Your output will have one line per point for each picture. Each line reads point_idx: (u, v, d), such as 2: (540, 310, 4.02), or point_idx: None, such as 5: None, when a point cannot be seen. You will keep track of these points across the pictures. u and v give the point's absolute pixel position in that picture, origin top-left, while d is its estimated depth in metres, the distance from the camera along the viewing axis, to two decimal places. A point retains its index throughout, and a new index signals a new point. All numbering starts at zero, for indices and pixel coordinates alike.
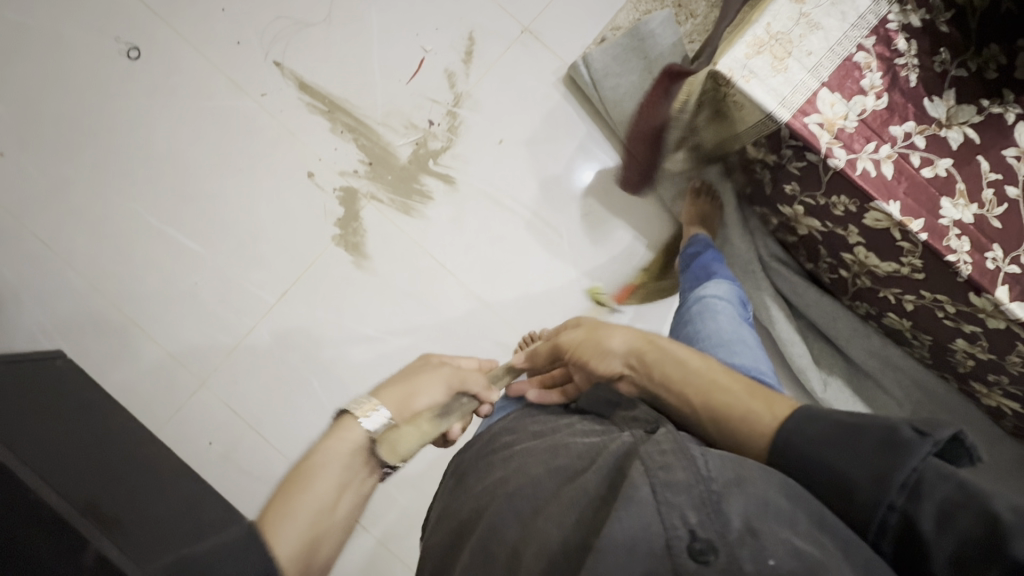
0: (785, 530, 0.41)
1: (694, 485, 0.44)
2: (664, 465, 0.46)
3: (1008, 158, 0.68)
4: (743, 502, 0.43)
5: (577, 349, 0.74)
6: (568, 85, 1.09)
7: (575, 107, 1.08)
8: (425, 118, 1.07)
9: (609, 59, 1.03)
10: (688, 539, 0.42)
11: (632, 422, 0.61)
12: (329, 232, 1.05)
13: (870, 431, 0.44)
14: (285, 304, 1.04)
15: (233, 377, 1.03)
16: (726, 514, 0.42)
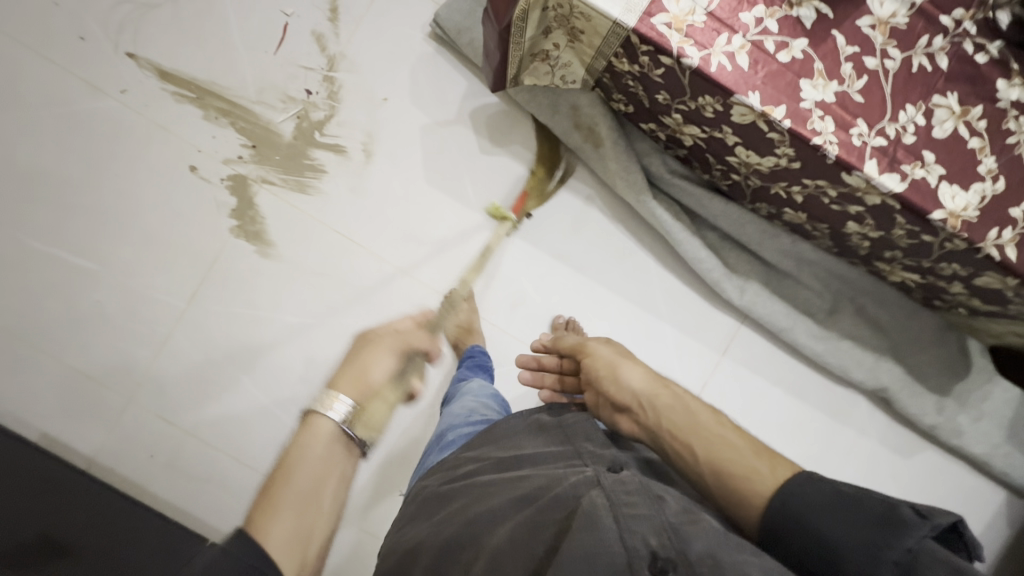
0: (746, 560, 0.47)
1: (655, 517, 0.51)
2: (629, 501, 0.53)
3: (863, 28, 0.66)
4: (707, 540, 0.49)
5: (596, 364, 0.77)
6: (439, 41, 1.04)
7: (450, 60, 1.04)
8: (302, 88, 1.02)
9: (459, 15, 1.00)
10: (650, 557, 0.48)
11: (595, 456, 0.65)
12: (227, 224, 1.01)
13: (872, 507, 0.49)
14: (197, 306, 1.01)
15: (159, 387, 1.01)
16: (687, 541, 0.49)
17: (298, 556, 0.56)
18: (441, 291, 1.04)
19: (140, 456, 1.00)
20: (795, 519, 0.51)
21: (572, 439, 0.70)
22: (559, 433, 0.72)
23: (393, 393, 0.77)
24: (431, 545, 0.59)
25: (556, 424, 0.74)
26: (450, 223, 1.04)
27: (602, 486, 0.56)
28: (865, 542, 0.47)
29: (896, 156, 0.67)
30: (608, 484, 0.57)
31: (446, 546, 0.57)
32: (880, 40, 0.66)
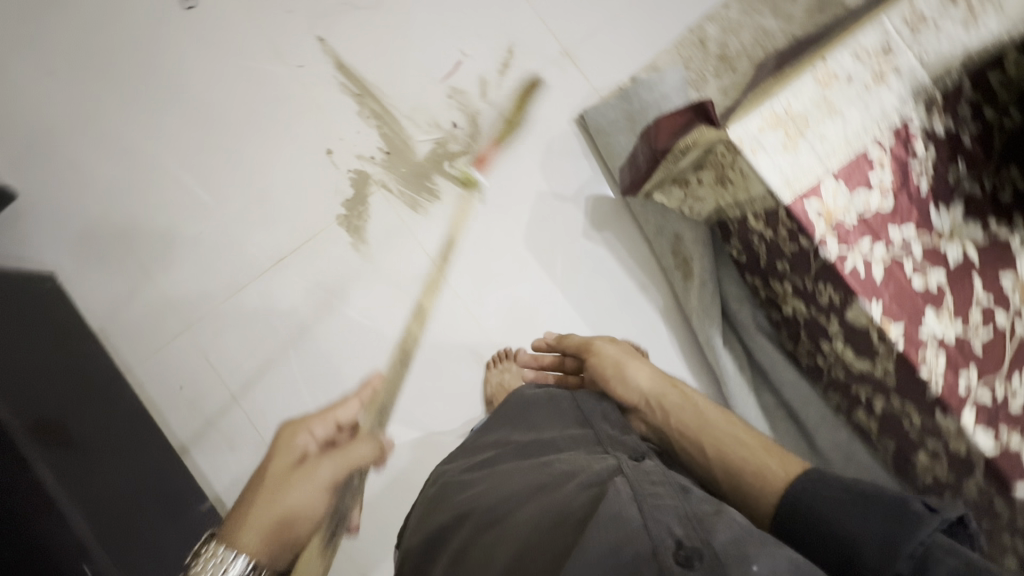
0: (779, 548, 0.46)
1: (680, 507, 0.51)
2: (653, 491, 0.53)
3: (1004, 285, 0.66)
4: (728, 529, 0.48)
5: (603, 369, 0.82)
6: (580, 128, 1.09)
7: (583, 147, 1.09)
8: (449, 120, 1.09)
9: (605, 118, 1.05)
10: (676, 547, 0.47)
11: (616, 444, 0.65)
12: (336, 211, 1.08)
13: (880, 504, 0.50)
14: (279, 271, 1.07)
15: (216, 330, 1.06)
16: (709, 527, 0.48)
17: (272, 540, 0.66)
18: (496, 344, 1.06)
19: (170, 385, 1.04)
20: (811, 519, 0.53)
21: (590, 422, 0.71)
22: (574, 412, 0.74)
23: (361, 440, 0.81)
24: (458, 532, 0.59)
25: (580, 411, 0.74)
26: (530, 285, 1.07)
27: (626, 476, 0.56)
28: (871, 532, 0.48)
29: (998, 417, 0.66)
30: (634, 476, 0.56)
31: (470, 530, 0.58)
32: (1016, 301, 0.66)
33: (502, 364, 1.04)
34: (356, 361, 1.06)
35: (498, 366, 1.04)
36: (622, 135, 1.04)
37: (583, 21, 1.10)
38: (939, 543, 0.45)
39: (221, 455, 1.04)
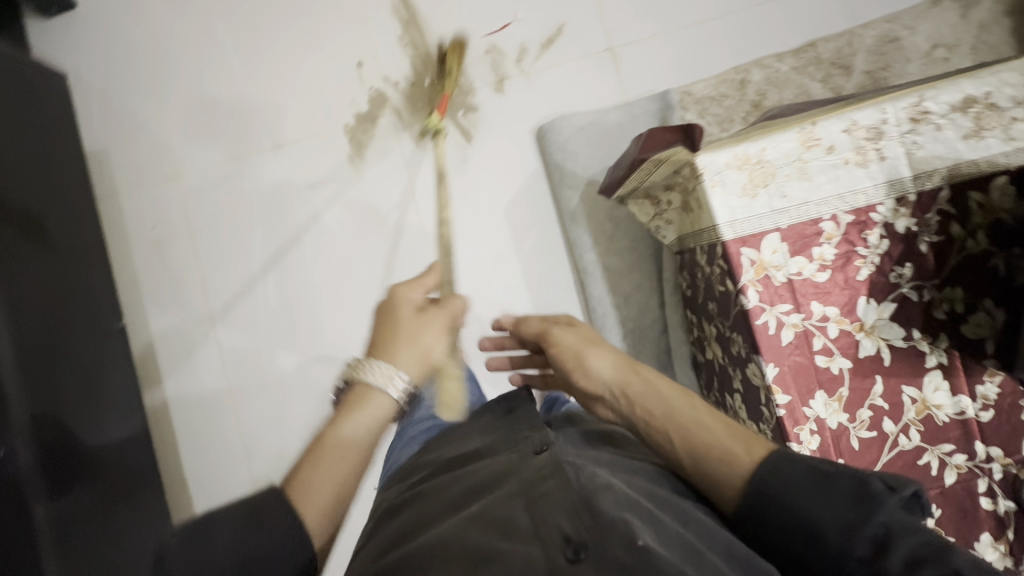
0: (673, 536, 0.44)
1: (574, 498, 0.47)
2: (545, 490, 0.49)
3: (905, 395, 0.68)
4: (615, 505, 0.46)
5: (559, 352, 0.71)
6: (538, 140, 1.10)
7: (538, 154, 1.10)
8: (478, 73, 1.11)
9: (578, 129, 1.06)
10: (564, 544, 0.43)
11: (524, 438, 0.61)
12: (345, 120, 1.12)
13: (842, 482, 0.46)
14: (274, 155, 1.12)
15: (201, 187, 1.12)
16: (607, 515, 0.44)
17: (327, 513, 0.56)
18: None
19: (145, 222, 1.13)
20: (774, 509, 0.48)
21: (514, 425, 0.66)
22: (504, 421, 0.69)
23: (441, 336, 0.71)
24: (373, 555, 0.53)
25: (505, 418, 0.70)
26: (494, 252, 1.10)
27: (521, 477, 0.52)
28: (831, 519, 0.44)
29: None
30: (525, 473, 0.52)
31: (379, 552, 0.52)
32: (910, 414, 0.68)
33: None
34: (312, 261, 1.11)
35: None
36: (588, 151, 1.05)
37: (637, 26, 1.11)
38: (897, 519, 0.43)
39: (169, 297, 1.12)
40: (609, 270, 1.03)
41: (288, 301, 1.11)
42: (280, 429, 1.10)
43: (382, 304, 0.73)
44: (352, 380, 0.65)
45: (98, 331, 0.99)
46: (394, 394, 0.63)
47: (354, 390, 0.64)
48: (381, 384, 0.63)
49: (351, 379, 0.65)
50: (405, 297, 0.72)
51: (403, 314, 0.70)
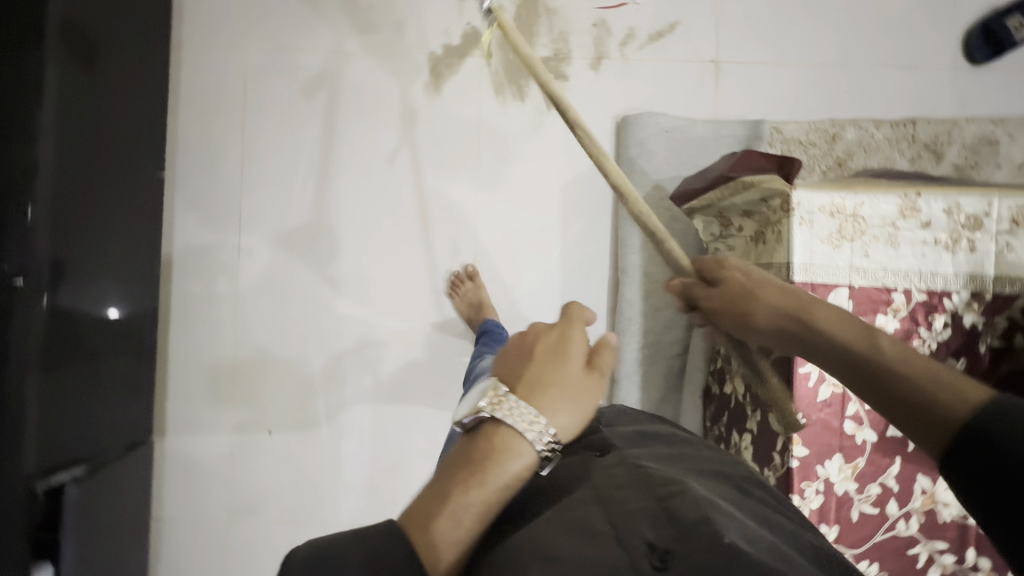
0: (765, 534, 0.44)
1: (648, 505, 0.47)
2: (621, 497, 0.49)
3: (917, 484, 0.67)
4: (690, 502, 0.45)
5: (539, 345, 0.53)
6: (617, 128, 1.06)
7: (614, 142, 1.06)
8: (578, 44, 1.07)
9: (664, 129, 1.01)
10: (650, 554, 0.41)
11: (583, 443, 0.60)
12: (432, 47, 1.07)
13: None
14: (352, 59, 1.07)
15: (265, 68, 1.07)
16: (692, 519, 0.43)
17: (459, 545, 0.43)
18: (474, 252, 1.07)
19: (199, 85, 1.07)
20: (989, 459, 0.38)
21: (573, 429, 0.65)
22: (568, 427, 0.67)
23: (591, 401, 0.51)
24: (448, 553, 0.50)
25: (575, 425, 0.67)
26: (539, 226, 1.07)
27: (593, 482, 0.52)
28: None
29: None
30: (599, 480, 0.52)
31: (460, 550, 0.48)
32: (916, 504, 0.68)
33: (459, 288, 1.06)
34: (357, 178, 1.07)
35: (457, 291, 1.06)
36: (665, 154, 1.01)
37: (747, 48, 1.08)
38: None
39: (198, 168, 1.07)
40: (648, 278, 1.01)
41: (320, 210, 1.07)
42: (274, 335, 1.07)
43: (545, 330, 0.54)
44: (490, 417, 0.46)
45: (132, 169, 0.90)
46: (541, 453, 0.46)
47: (491, 431, 0.46)
48: (531, 437, 0.45)
49: (493, 415, 0.46)
50: (568, 327, 0.53)
51: (565, 351, 0.51)
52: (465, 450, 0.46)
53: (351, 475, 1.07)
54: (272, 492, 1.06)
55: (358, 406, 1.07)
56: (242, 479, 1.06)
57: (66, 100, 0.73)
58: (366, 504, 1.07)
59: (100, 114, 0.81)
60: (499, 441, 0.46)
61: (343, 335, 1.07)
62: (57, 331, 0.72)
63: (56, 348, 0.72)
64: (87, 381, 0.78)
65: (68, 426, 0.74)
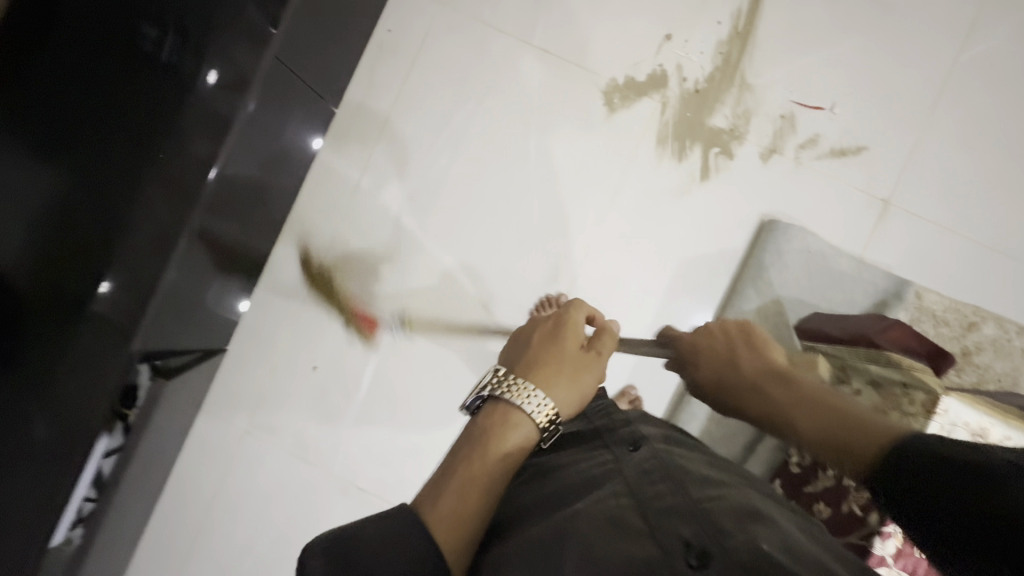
0: (798, 545, 0.47)
1: (682, 501, 0.50)
2: (655, 492, 0.51)
3: None
4: (722, 509, 0.49)
5: (538, 336, 0.64)
6: (761, 225, 1.02)
7: (753, 238, 1.02)
8: (759, 129, 1.03)
9: (805, 249, 0.99)
10: (687, 548, 0.45)
11: (612, 433, 0.63)
12: (614, 74, 1.04)
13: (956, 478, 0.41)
14: (534, 54, 1.05)
15: (450, 29, 1.06)
16: (729, 525, 0.47)
17: (467, 524, 0.49)
18: (572, 284, 1.05)
19: (382, 21, 1.06)
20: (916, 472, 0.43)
21: (591, 416, 0.68)
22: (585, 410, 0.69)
23: (584, 376, 0.60)
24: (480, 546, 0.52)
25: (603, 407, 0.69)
26: (642, 287, 1.04)
27: (625, 478, 0.54)
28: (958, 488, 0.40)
29: None
30: (629, 473, 0.54)
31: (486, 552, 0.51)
32: None
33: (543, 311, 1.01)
34: (493, 169, 1.06)
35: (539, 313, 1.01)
36: (797, 272, 0.99)
37: (922, 202, 1.02)
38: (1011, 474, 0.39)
39: (349, 98, 1.06)
40: None
41: (446, 185, 1.06)
42: (356, 280, 1.07)
43: (542, 322, 0.66)
44: (492, 396, 0.56)
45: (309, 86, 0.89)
46: (539, 424, 0.55)
47: (493, 409, 0.56)
48: (528, 409, 0.55)
49: (495, 393, 0.56)
50: (563, 319, 0.66)
51: (560, 338, 0.63)
52: (471, 428, 0.55)
53: (372, 438, 1.08)
54: (294, 421, 1.08)
55: (404, 379, 1.07)
56: (274, 398, 1.08)
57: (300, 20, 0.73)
58: (373, 469, 1.08)
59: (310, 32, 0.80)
60: (498, 416, 0.55)
61: (418, 308, 1.07)
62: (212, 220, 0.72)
63: (194, 249, 0.71)
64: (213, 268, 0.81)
65: (175, 319, 0.75)
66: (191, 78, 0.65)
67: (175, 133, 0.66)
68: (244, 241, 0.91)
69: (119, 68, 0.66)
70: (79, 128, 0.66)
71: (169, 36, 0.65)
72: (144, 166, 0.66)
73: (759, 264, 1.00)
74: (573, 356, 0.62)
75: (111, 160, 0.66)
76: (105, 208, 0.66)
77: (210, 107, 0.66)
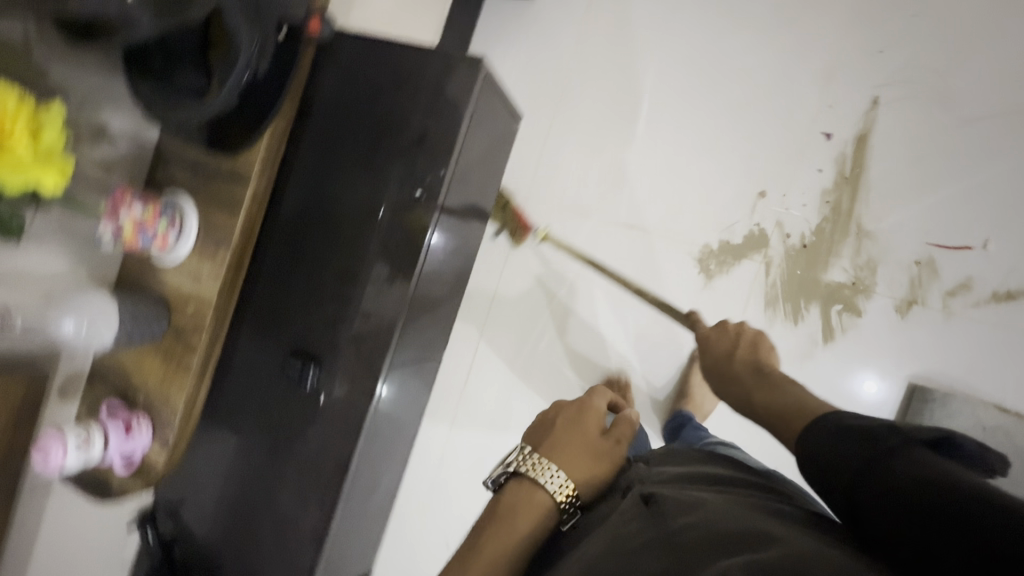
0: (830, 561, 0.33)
1: (656, 533, 0.38)
2: (630, 529, 0.40)
3: None
4: (703, 525, 0.37)
5: (557, 418, 0.54)
6: (911, 393, 0.89)
7: (904, 409, 0.89)
8: (889, 279, 0.91)
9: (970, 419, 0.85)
10: None
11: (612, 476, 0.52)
12: (708, 241, 1.01)
13: (885, 449, 0.35)
14: (622, 232, 1.05)
15: (534, 218, 1.09)
16: (702, 555, 0.34)
17: None
18: None
19: None
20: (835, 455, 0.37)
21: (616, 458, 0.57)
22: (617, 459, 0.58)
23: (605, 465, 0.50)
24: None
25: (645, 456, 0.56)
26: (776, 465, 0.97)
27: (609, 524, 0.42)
28: (889, 473, 0.34)
29: None
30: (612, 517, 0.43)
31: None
32: None
33: None
34: (592, 350, 1.06)
35: None
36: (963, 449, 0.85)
37: None
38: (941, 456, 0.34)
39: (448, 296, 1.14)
40: None
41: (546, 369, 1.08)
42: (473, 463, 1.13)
43: (565, 403, 0.56)
44: (517, 472, 0.49)
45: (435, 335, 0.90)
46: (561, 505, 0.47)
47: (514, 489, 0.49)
48: (548, 487, 0.47)
49: (516, 473, 0.49)
50: (587, 399, 0.56)
51: (584, 420, 0.53)
52: (493, 505, 0.49)
53: None
54: None
55: None
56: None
57: (411, 322, 0.76)
58: None
59: (423, 312, 0.80)
60: (518, 492, 0.48)
61: None
62: (352, 506, 0.79)
63: (339, 529, 0.78)
64: (358, 528, 0.87)
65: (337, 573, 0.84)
66: (318, 400, 0.74)
67: (322, 441, 0.74)
68: (393, 488, 0.96)
69: (283, 394, 0.76)
70: (258, 437, 0.77)
71: (309, 364, 0.73)
72: (289, 467, 0.76)
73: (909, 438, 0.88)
74: (594, 441, 0.51)
75: (289, 477, 0.76)
76: (277, 511, 0.77)
77: (335, 425, 0.73)
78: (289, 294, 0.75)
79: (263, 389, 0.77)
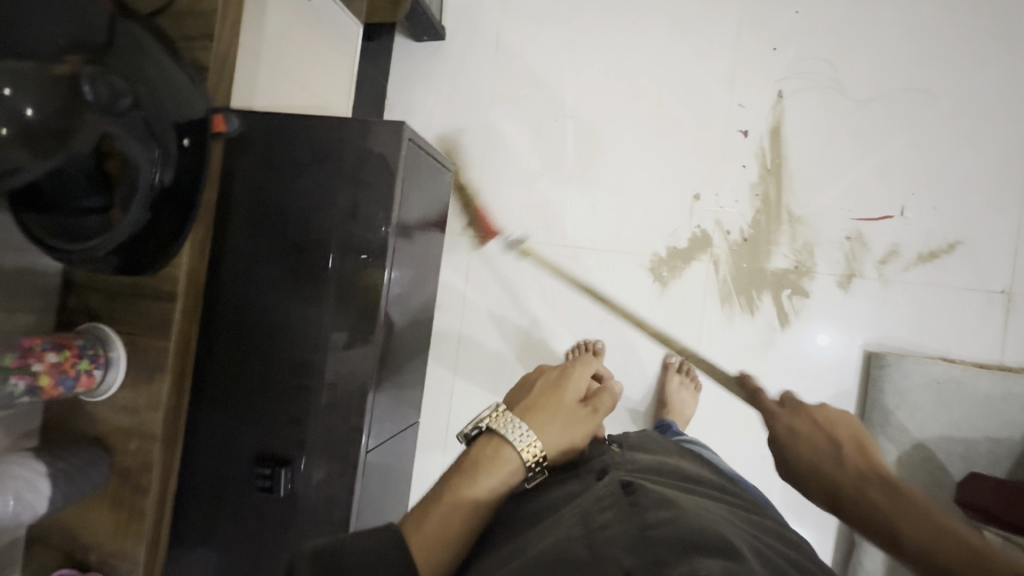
0: None
1: (628, 525, 0.36)
2: (603, 518, 0.38)
3: None
4: (674, 523, 0.36)
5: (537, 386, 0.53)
6: (868, 361, 0.94)
7: (866, 378, 0.93)
8: (826, 257, 0.96)
9: (927, 378, 0.90)
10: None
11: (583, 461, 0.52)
12: (657, 249, 1.03)
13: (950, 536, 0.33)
14: (574, 254, 1.05)
15: (483, 255, 1.07)
16: (672, 550, 0.33)
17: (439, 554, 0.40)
18: None
19: None
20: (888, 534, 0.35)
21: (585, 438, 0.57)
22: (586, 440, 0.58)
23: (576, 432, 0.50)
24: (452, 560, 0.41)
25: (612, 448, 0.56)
26: (761, 452, 1.00)
27: (578, 508, 0.41)
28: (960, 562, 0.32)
29: None
30: (584, 501, 0.42)
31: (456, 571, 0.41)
32: None
33: None
34: None
35: None
36: (927, 407, 0.89)
37: None
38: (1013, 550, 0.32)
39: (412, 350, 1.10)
40: None
41: None
42: None
43: (546, 368, 0.56)
44: (487, 428, 0.47)
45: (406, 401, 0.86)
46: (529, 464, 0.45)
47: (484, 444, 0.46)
48: (516, 442, 0.45)
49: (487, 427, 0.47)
50: (569, 365, 0.56)
51: (562, 384, 0.53)
52: (460, 460, 0.46)
53: None
54: None
55: None
56: None
57: (380, 398, 0.72)
58: None
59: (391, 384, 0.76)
60: (490, 445, 0.46)
61: None
62: None
63: None
64: None
65: None
66: (293, 501, 0.69)
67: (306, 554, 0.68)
68: None
69: (256, 511, 0.70)
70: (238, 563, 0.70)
71: (277, 476, 0.68)
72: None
73: (878, 406, 0.91)
74: (569, 405, 0.51)
75: None
76: None
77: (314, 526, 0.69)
78: (241, 395, 0.70)
79: (231, 511, 0.70)
